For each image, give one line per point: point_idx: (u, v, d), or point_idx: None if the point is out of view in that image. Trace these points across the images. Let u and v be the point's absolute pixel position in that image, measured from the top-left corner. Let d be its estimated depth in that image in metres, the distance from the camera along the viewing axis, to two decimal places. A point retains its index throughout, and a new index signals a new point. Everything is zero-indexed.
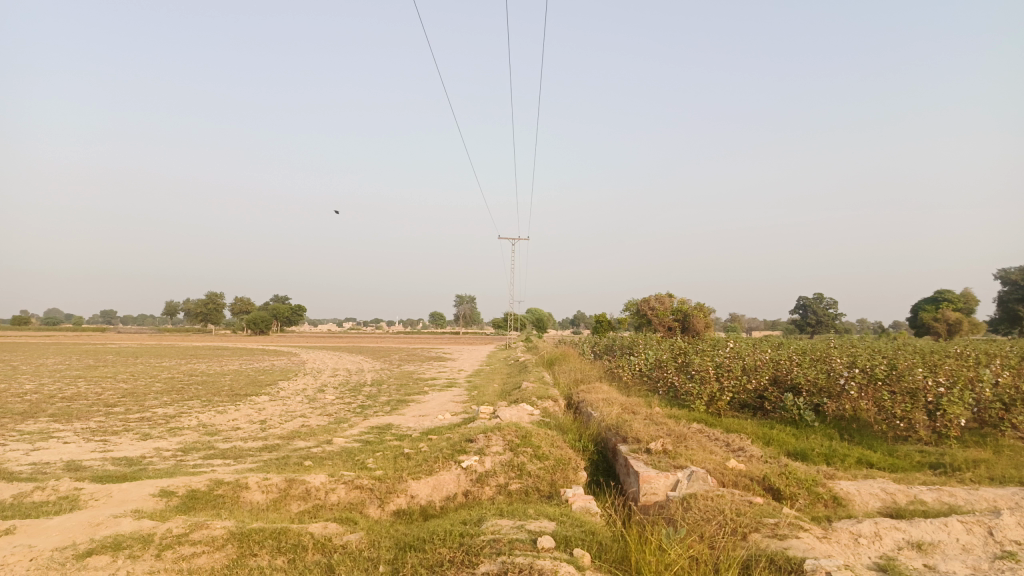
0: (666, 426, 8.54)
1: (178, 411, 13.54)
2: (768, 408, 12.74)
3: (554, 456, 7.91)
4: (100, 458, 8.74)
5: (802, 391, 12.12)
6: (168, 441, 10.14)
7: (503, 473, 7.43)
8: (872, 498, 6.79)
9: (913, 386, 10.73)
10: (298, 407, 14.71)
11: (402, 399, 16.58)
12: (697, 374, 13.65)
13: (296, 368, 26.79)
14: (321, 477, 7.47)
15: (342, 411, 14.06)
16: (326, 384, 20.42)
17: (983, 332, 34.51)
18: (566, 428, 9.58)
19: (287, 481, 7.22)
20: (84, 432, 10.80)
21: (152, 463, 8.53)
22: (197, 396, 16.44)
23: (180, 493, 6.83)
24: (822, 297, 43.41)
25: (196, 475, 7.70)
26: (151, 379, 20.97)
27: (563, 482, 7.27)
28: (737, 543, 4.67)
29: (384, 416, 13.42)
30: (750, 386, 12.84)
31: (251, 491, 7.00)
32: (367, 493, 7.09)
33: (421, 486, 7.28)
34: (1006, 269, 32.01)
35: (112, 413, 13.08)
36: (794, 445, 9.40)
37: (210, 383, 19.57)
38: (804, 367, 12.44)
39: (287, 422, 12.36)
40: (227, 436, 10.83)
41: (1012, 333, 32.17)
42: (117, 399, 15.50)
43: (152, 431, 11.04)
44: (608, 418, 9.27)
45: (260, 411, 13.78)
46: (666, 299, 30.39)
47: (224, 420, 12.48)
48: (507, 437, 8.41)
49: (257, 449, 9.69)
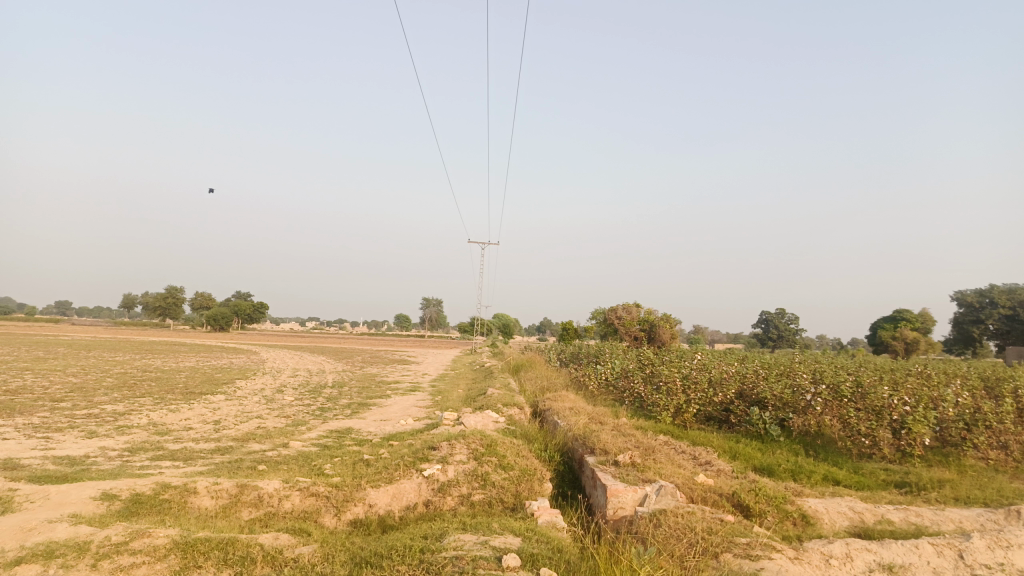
0: (633, 438, 8.37)
1: (129, 409, 13.00)
2: (733, 422, 12.68)
3: (519, 466, 7.69)
4: (40, 457, 8.27)
5: (768, 406, 12.08)
6: (115, 440, 9.67)
7: (466, 483, 7.18)
8: (840, 517, 6.69)
9: (879, 404, 10.75)
10: (255, 408, 14.25)
11: (364, 402, 16.23)
12: (663, 385, 13.54)
13: (256, 367, 26.18)
14: (275, 483, 7.13)
15: (301, 413, 13.66)
16: (286, 385, 19.90)
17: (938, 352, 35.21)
18: (532, 438, 9.36)
19: (238, 487, 6.87)
20: (26, 428, 10.27)
21: (96, 463, 8.09)
22: (150, 393, 15.85)
23: (123, 497, 6.44)
24: (784, 312, 43.94)
25: (142, 477, 7.29)
26: (102, 374, 20.22)
27: (528, 494, 7.05)
28: (708, 563, 4.49)
29: (345, 419, 13.07)
30: (716, 399, 12.78)
31: (200, 496, 6.65)
32: (323, 501, 6.78)
33: (380, 495, 6.99)
34: (962, 291, 32.73)
35: (58, 409, 12.50)
36: (761, 460, 9.30)
37: (165, 381, 18.91)
38: (770, 382, 12.41)
39: (242, 423, 11.92)
40: (179, 436, 10.38)
41: (965, 354, 32.87)
42: (64, 393, 14.87)
43: (99, 429, 10.54)
44: (575, 428, 9.08)
45: (215, 411, 13.30)
46: (633, 309, 30.39)
47: (177, 419, 12.00)
48: (471, 445, 8.15)
49: (209, 451, 9.29)
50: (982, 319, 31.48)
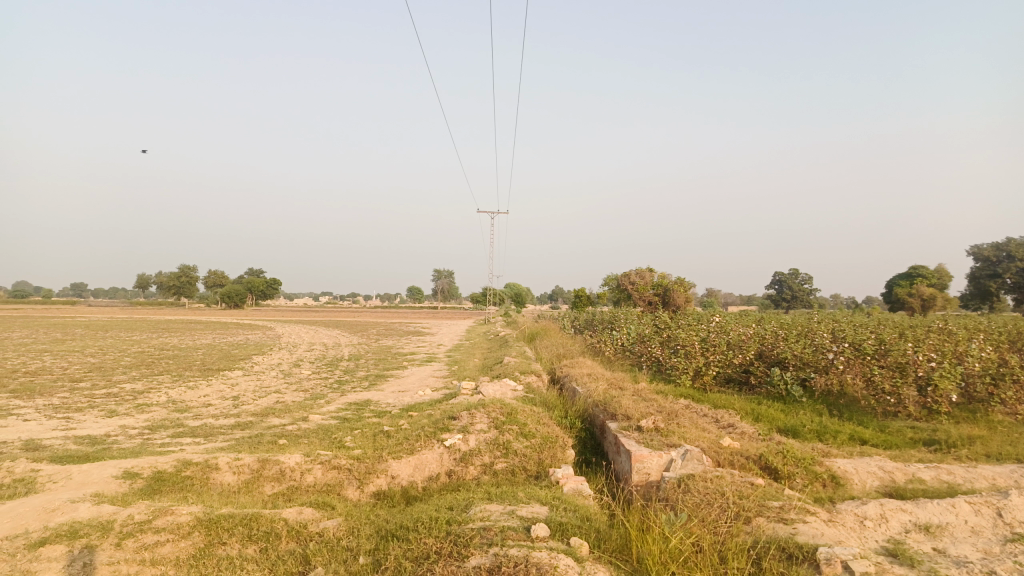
0: (655, 403, 8.26)
1: (148, 387, 13.04)
2: (753, 383, 12.56)
3: (541, 433, 7.59)
4: (62, 437, 8.27)
5: (788, 366, 11.93)
6: (135, 419, 9.67)
7: (488, 452, 7.10)
8: (870, 477, 6.57)
9: (903, 360, 10.57)
10: (273, 383, 14.26)
11: (381, 374, 16.22)
12: (682, 348, 13.41)
13: (271, 342, 26.23)
14: (296, 457, 7.08)
15: (319, 387, 13.64)
16: (303, 359, 19.95)
17: (956, 309, 34.75)
18: (552, 405, 9.28)
19: (260, 462, 6.83)
20: (46, 408, 10.29)
21: (117, 442, 8.08)
22: (168, 371, 15.89)
23: (145, 475, 6.42)
24: (798, 272, 43.53)
25: (163, 455, 7.27)
26: (120, 354, 20.32)
27: (551, 461, 6.97)
28: (741, 528, 4.38)
29: (363, 392, 13.05)
30: (736, 361, 12.64)
31: (222, 472, 6.61)
32: (345, 474, 6.73)
33: (402, 466, 6.94)
34: (979, 246, 32.20)
35: (78, 389, 12.54)
36: (785, 421, 9.18)
37: (182, 358, 18.99)
38: (790, 341, 12.26)
39: (261, 399, 11.91)
40: (199, 413, 10.38)
41: (982, 310, 32.41)
42: (83, 373, 14.94)
43: (119, 407, 10.55)
44: (595, 394, 8.98)
45: (234, 387, 13.30)
46: (646, 274, 30.15)
47: (196, 396, 11.99)
48: (491, 414, 8.06)
49: (229, 427, 9.28)
50: (1000, 274, 31.00)
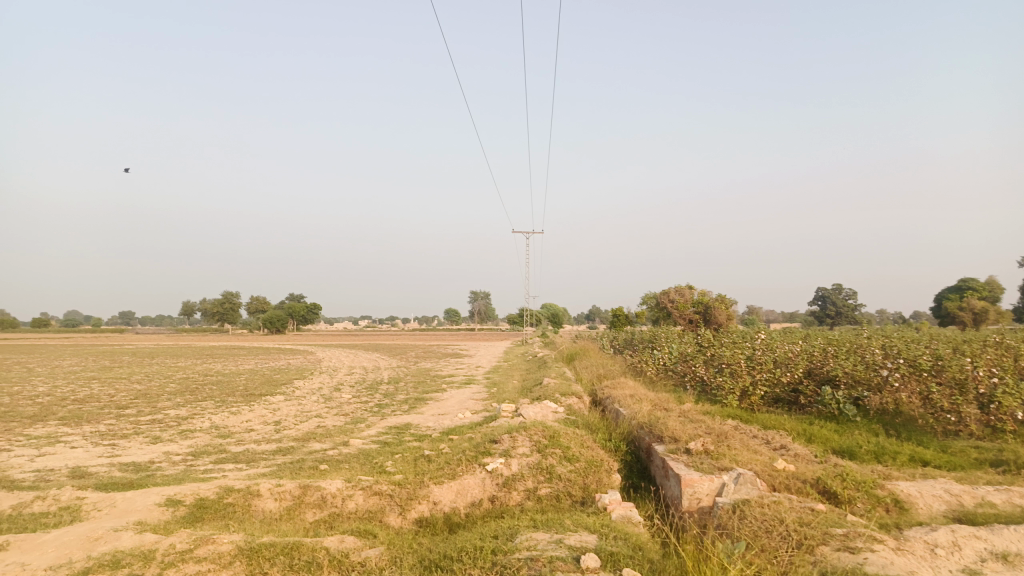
0: (704, 424, 7.99)
1: (191, 413, 13.15)
2: (803, 403, 12.16)
3: (585, 457, 7.38)
4: (107, 464, 8.32)
5: (839, 384, 11.53)
6: (178, 445, 9.71)
7: (531, 477, 6.92)
8: (936, 500, 6.23)
9: (962, 377, 10.12)
10: (314, 407, 14.28)
11: (420, 397, 16.16)
12: (727, 368, 13.08)
13: (312, 367, 26.45)
14: (337, 483, 6.99)
15: (359, 411, 13.61)
16: (343, 383, 20.03)
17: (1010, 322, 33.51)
18: (594, 427, 9.06)
19: (301, 488, 6.76)
20: (93, 435, 10.41)
21: (160, 468, 8.10)
22: (211, 396, 16.04)
23: (188, 502, 6.39)
24: (842, 287, 42.52)
25: (205, 482, 7.24)
26: (165, 380, 20.62)
27: (597, 487, 6.76)
28: (803, 558, 4.13)
29: (402, 415, 12.98)
30: (784, 380, 12.27)
31: (264, 499, 6.55)
32: (387, 500, 6.62)
33: (444, 491, 6.80)
34: None
35: (123, 416, 12.69)
36: (839, 442, 8.82)
37: (225, 384, 19.20)
38: (840, 358, 11.85)
39: (302, 423, 11.90)
40: (241, 438, 10.40)
41: None
42: (129, 400, 15.15)
43: (163, 434, 10.63)
44: (640, 415, 8.74)
45: (275, 412, 13.34)
46: (686, 291, 29.72)
47: (238, 422, 12.05)
48: (533, 437, 7.88)
49: (270, 452, 9.26)
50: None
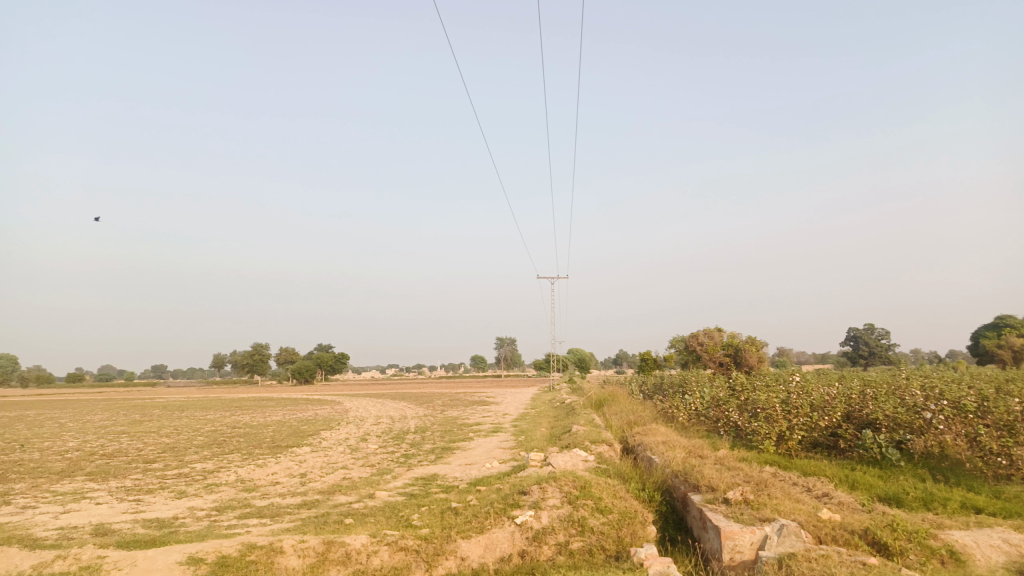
0: (741, 472, 7.68)
1: (217, 466, 13.04)
2: (843, 448, 11.73)
3: (618, 508, 7.10)
4: (131, 521, 8.21)
5: (880, 428, 11.11)
6: (203, 500, 9.58)
7: (563, 530, 6.65)
8: (993, 551, 5.84)
9: (1010, 418, 9.69)
10: (340, 458, 14.09)
11: (447, 446, 15.91)
12: (762, 412, 12.71)
13: (339, 416, 26.33)
14: (362, 538, 6.79)
15: (385, 461, 13.40)
16: (369, 433, 19.84)
17: None
18: (627, 476, 8.76)
19: (325, 544, 6.56)
20: (118, 491, 10.32)
21: (184, 525, 7.96)
22: (238, 449, 15.93)
23: (209, 560, 6.22)
24: (874, 327, 41.65)
25: (228, 538, 7.08)
26: (192, 433, 20.59)
27: (631, 540, 6.47)
28: None
29: (429, 465, 12.75)
30: (822, 424, 11.87)
31: (287, 556, 6.36)
32: (413, 556, 6.39)
33: (472, 546, 6.55)
34: None
35: (150, 470, 12.63)
36: (884, 489, 8.44)
37: (252, 436, 19.10)
38: (879, 400, 11.45)
39: (327, 475, 11.73)
40: (266, 491, 10.25)
41: None
42: (156, 454, 15.11)
43: (188, 488, 10.51)
44: (674, 463, 8.44)
45: (301, 464, 13.19)
46: (715, 333, 29.27)
47: (263, 474, 11.92)
48: (563, 487, 7.62)
49: (295, 506, 9.07)
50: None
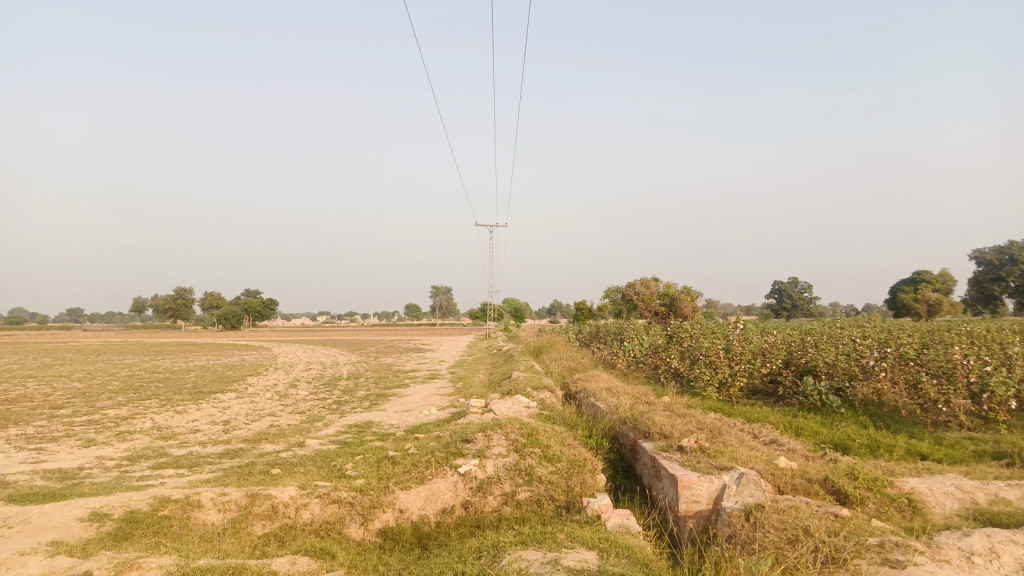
0: (693, 419, 7.38)
1: (133, 412, 12.12)
2: (782, 394, 11.75)
3: (567, 457, 6.73)
4: (29, 472, 7.38)
5: (820, 375, 11.10)
6: (114, 448, 8.79)
7: (509, 479, 6.24)
8: (948, 498, 5.67)
9: (949, 367, 9.75)
10: (268, 405, 13.35)
11: (382, 393, 15.34)
12: (703, 358, 12.57)
13: (267, 363, 25.31)
14: (290, 490, 6.21)
15: (316, 408, 12.75)
16: (300, 379, 19.07)
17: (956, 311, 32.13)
18: (573, 423, 8.39)
19: (249, 497, 5.97)
20: (17, 439, 9.38)
21: (90, 476, 7.19)
22: (157, 395, 14.96)
23: (115, 516, 5.55)
24: (797, 281, 42.90)
25: (139, 491, 6.39)
26: (107, 378, 19.34)
27: (582, 490, 6.12)
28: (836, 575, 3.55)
29: (363, 412, 12.18)
30: (763, 370, 11.83)
31: (205, 511, 5.75)
32: (347, 509, 5.88)
33: (411, 498, 6.08)
34: (979, 248, 29.14)
35: (56, 416, 11.62)
36: (830, 436, 8.36)
37: (172, 381, 18.06)
38: (820, 347, 11.45)
39: (253, 423, 11.00)
40: (186, 440, 9.49)
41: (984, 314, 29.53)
42: (65, 399, 14.02)
43: (98, 436, 9.64)
44: (621, 410, 8.11)
45: (225, 411, 12.41)
46: (651, 283, 29.34)
47: (183, 421, 11.12)
48: (509, 435, 7.18)
49: (217, 455, 8.39)
50: (1002, 277, 28.15)
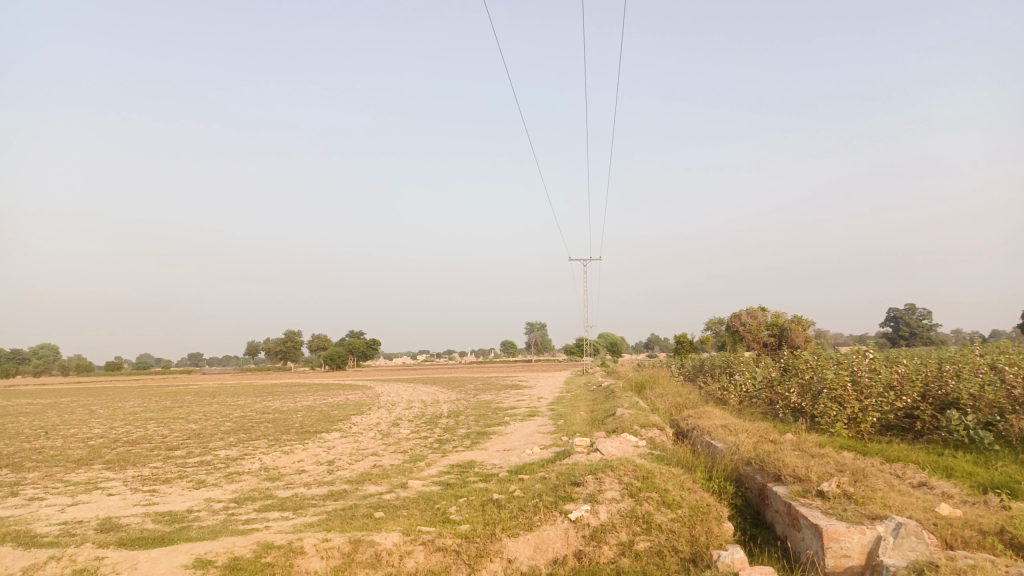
0: (829, 459, 6.62)
1: (242, 453, 12.32)
2: (921, 431, 10.62)
3: (688, 502, 6.13)
4: (142, 514, 7.47)
5: (965, 408, 9.95)
6: (223, 490, 8.82)
7: (626, 528, 5.71)
8: None
9: None
10: (371, 445, 13.31)
11: (483, 431, 15.05)
12: (828, 392, 11.58)
13: (370, 402, 25.65)
14: (394, 536, 5.91)
15: (418, 448, 12.57)
16: (402, 418, 19.08)
17: None
18: (691, 464, 7.74)
19: (352, 543, 5.71)
20: (134, 481, 9.61)
21: (198, 519, 7.17)
22: (265, 435, 15.26)
23: (219, 563, 5.41)
24: (916, 307, 40.05)
25: (244, 536, 6.27)
26: (221, 419, 20.02)
27: (708, 540, 5.52)
28: None
29: (465, 451, 11.90)
30: (898, 404, 10.75)
31: (308, 557, 5.52)
32: (453, 558, 5.53)
33: (520, 546, 5.67)
34: None
35: (171, 458, 11.93)
36: (989, 478, 7.35)
37: (280, 422, 18.48)
38: (962, 377, 10.30)
39: (357, 463, 10.91)
40: (291, 481, 9.45)
41: None
42: (181, 441, 14.48)
43: (209, 477, 9.76)
44: (745, 450, 7.41)
45: (329, 451, 12.41)
46: (759, 313, 28.01)
47: (289, 462, 11.16)
48: (623, 477, 6.64)
49: (321, 497, 8.25)
50: None
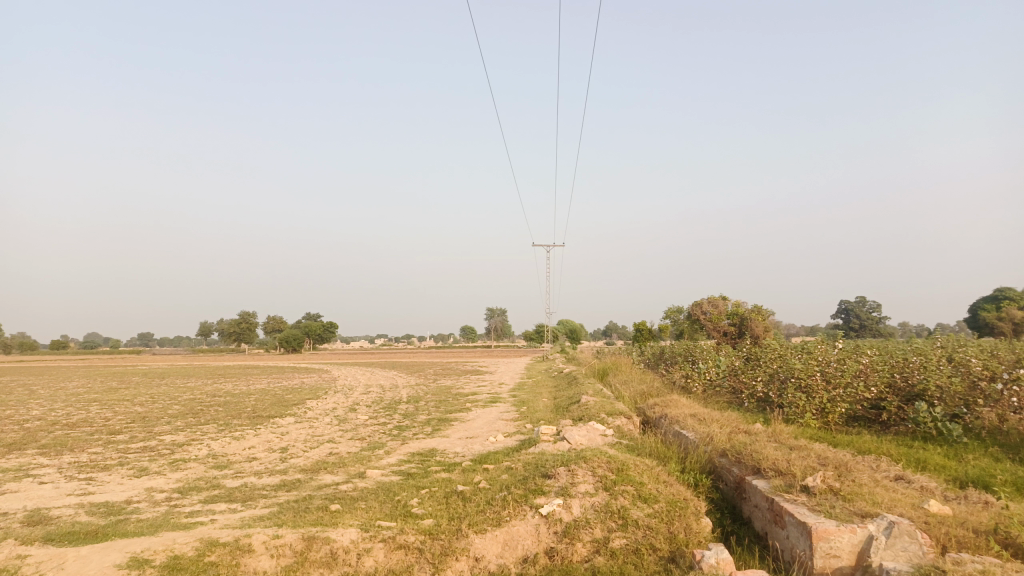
0: (808, 452, 6.37)
1: (190, 439, 11.66)
2: (887, 422, 10.55)
3: (664, 496, 5.82)
4: (74, 505, 6.87)
5: (932, 400, 9.87)
6: (166, 479, 8.24)
7: (601, 524, 5.37)
8: None
9: None
10: (327, 431, 12.76)
11: (444, 417, 14.60)
12: (795, 382, 11.44)
13: (327, 386, 24.97)
14: (351, 532, 5.47)
15: (376, 435, 12.07)
16: (359, 403, 18.52)
17: None
18: (664, 455, 7.43)
19: (305, 540, 5.25)
20: (69, 468, 8.94)
21: (137, 511, 6.60)
22: (215, 419, 14.59)
23: (157, 562, 4.91)
24: (866, 300, 40.81)
25: (186, 531, 5.76)
26: (170, 402, 19.19)
27: (687, 538, 5.22)
28: None
29: (425, 439, 11.45)
30: (866, 395, 10.64)
31: (256, 556, 5.05)
32: (415, 556, 5.12)
33: (488, 543, 5.28)
34: None
35: (112, 442, 11.23)
36: (964, 471, 7.20)
37: (232, 405, 17.76)
38: (930, 368, 10.23)
39: (311, 450, 10.38)
40: (240, 469, 8.90)
41: None
42: (124, 424, 13.72)
43: (152, 465, 9.15)
44: (720, 441, 7.12)
45: (283, 437, 11.85)
46: (719, 302, 28.07)
47: (239, 449, 10.57)
48: (597, 470, 6.29)
49: (272, 487, 7.75)
50: None
